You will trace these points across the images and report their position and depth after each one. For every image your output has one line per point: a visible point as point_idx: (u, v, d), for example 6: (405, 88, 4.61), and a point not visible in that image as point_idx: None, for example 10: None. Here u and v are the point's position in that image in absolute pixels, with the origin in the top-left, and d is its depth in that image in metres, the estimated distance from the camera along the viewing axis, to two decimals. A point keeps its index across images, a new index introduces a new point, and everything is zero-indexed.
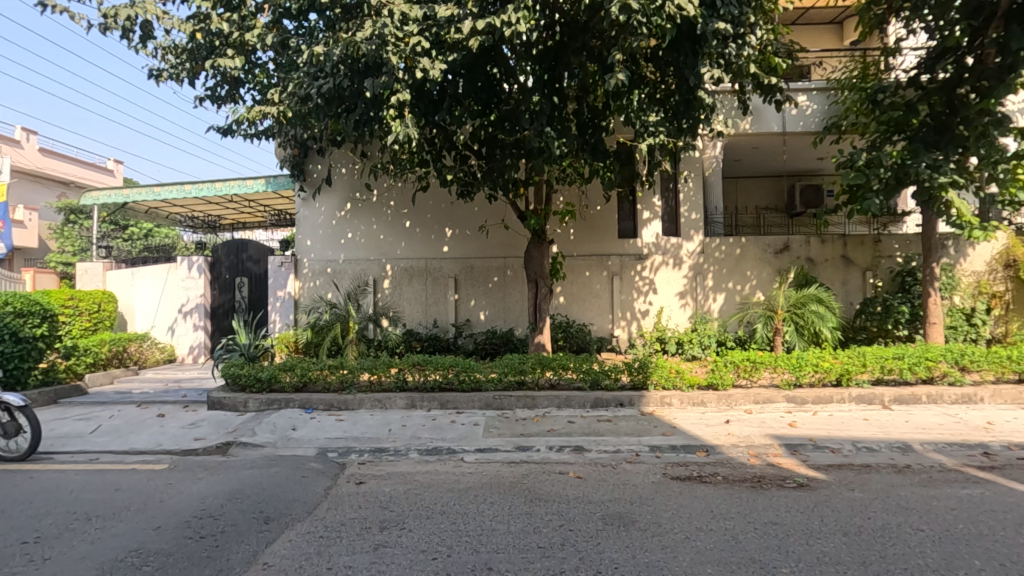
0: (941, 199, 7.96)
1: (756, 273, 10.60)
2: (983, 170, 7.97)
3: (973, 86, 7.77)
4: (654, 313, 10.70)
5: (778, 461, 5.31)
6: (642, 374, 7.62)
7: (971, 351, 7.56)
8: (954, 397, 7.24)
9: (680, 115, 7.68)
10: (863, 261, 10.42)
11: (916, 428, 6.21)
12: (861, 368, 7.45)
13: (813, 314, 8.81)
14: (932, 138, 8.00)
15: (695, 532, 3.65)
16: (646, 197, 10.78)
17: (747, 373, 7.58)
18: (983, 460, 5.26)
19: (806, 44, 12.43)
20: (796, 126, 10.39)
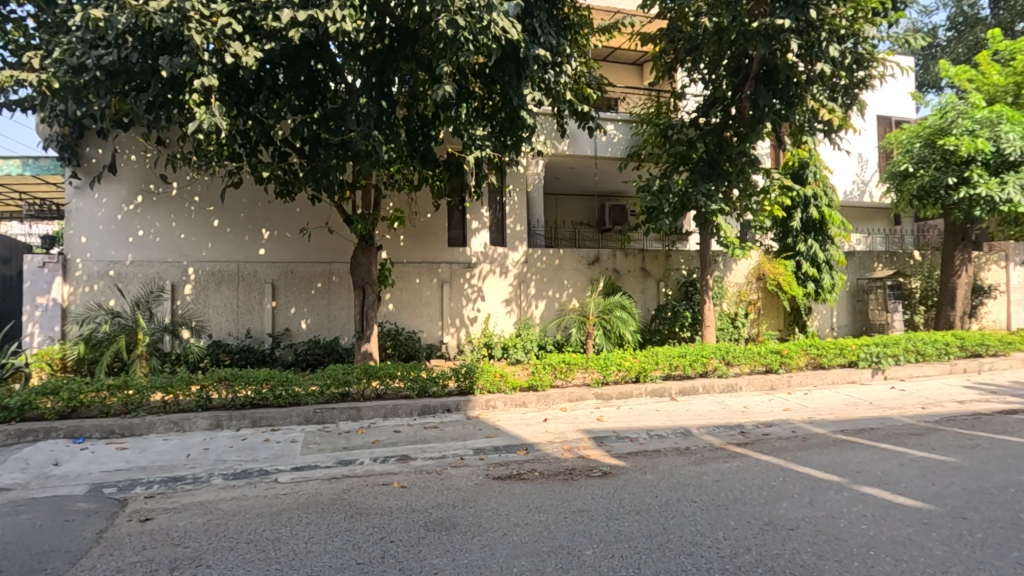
0: (713, 223, 9.63)
1: (572, 282, 11.57)
2: (743, 201, 9.78)
3: (735, 131, 9.49)
4: (481, 320, 11.05)
5: (587, 453, 5.86)
6: (469, 379, 7.84)
7: (733, 349, 9.22)
8: (721, 387, 8.74)
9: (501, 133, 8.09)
10: (657, 273, 12.04)
11: (694, 415, 7.36)
12: (655, 366, 8.61)
13: (618, 319, 9.91)
14: (706, 171, 9.59)
15: (512, 527, 3.86)
16: (474, 208, 11.15)
17: (562, 374, 8.28)
18: (739, 438, 6.42)
19: (614, 79, 13.99)
20: (605, 151, 11.65)
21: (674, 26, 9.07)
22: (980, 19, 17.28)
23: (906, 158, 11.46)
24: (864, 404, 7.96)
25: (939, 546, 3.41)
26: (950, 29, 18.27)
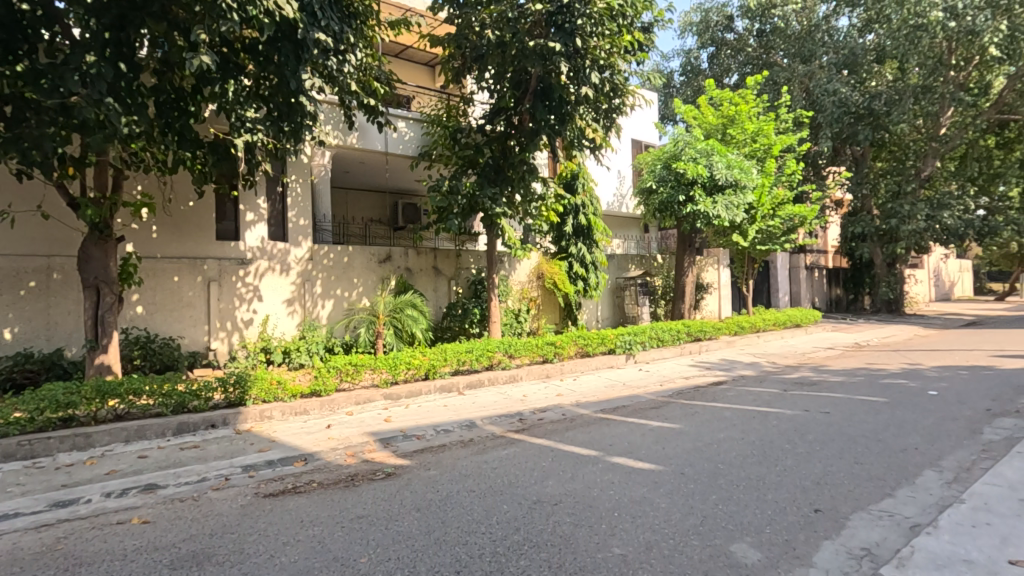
0: (498, 225, 10.18)
1: (362, 280, 11.16)
2: (525, 205, 10.55)
3: (517, 140, 10.16)
4: (258, 322, 9.98)
5: (372, 456, 5.69)
6: (240, 389, 7.02)
7: (515, 342, 9.95)
8: (504, 378, 9.34)
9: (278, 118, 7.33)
10: (448, 271, 12.34)
11: (478, 407, 7.73)
12: (443, 362, 8.84)
13: (408, 317, 9.86)
14: (492, 175, 10.10)
15: (281, 548, 3.53)
16: (249, 197, 10.03)
17: (349, 376, 7.96)
18: (518, 424, 6.91)
19: (405, 77, 13.93)
20: (396, 149, 11.51)
21: (461, 33, 9.37)
22: (701, 70, 21.55)
23: (650, 177, 13.67)
24: (619, 385, 9.29)
25: (665, 499, 4.11)
26: (681, 74, 22.40)
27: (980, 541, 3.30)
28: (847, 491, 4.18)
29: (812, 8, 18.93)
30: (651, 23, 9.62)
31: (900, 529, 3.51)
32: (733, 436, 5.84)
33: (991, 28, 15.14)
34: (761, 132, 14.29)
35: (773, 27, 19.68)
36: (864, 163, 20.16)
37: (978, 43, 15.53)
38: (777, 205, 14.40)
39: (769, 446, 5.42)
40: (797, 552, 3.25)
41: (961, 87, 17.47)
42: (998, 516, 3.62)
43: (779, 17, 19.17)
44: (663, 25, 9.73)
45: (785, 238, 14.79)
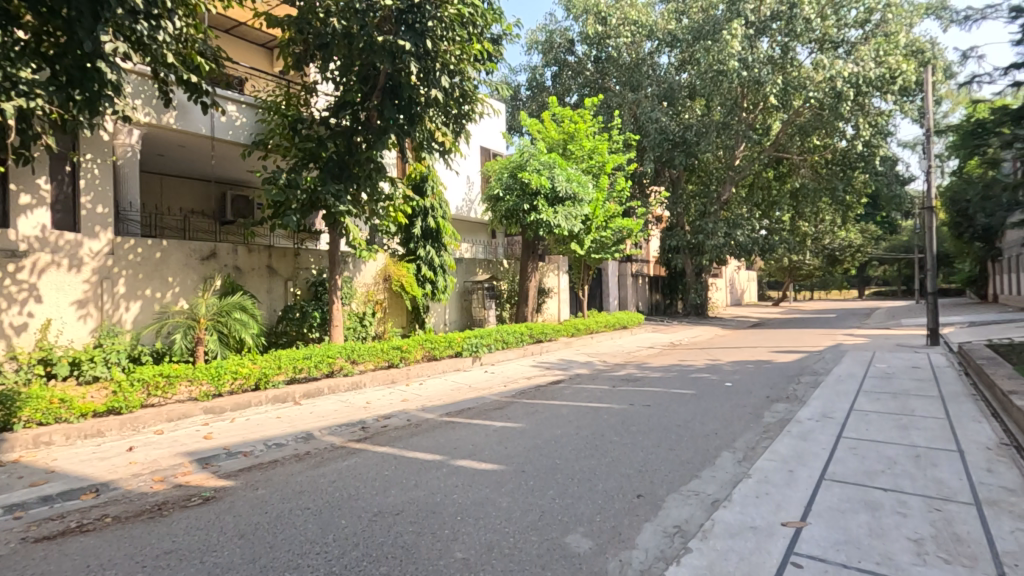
0: (342, 224, 9.63)
1: (179, 279, 9.80)
2: (371, 205, 10.12)
3: (364, 137, 9.74)
4: (36, 328, 8.19)
5: (186, 480, 4.99)
6: (5, 412, 5.70)
7: (358, 347, 9.54)
8: (346, 385, 8.89)
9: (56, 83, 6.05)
10: (284, 271, 11.40)
11: (316, 417, 7.25)
12: (276, 371, 8.14)
13: (236, 322, 8.88)
14: (336, 171, 9.54)
15: None
16: (24, 176, 8.25)
17: (158, 390, 6.95)
18: (360, 433, 6.60)
19: (237, 56, 12.62)
20: (224, 134, 10.32)
21: (303, 18, 8.75)
22: (545, 87, 22.86)
23: (498, 184, 14.09)
24: (464, 388, 9.40)
25: (506, 498, 4.23)
26: (528, 89, 23.53)
27: (761, 508, 3.92)
28: (663, 475, 4.70)
29: (640, 43, 21.18)
30: (500, 36, 9.90)
31: (704, 505, 4.03)
32: (569, 432, 6.23)
33: (770, 80, 18.27)
34: (596, 151, 15.57)
35: (607, 55, 21.61)
36: (679, 185, 23.07)
37: (763, 91, 18.71)
38: (609, 218, 15.80)
39: (599, 439, 5.88)
40: (622, 536, 3.55)
41: (751, 126, 20.85)
42: (773, 486, 4.34)
43: (613, 47, 21.12)
44: (512, 39, 10.09)
45: (615, 248, 16.27)
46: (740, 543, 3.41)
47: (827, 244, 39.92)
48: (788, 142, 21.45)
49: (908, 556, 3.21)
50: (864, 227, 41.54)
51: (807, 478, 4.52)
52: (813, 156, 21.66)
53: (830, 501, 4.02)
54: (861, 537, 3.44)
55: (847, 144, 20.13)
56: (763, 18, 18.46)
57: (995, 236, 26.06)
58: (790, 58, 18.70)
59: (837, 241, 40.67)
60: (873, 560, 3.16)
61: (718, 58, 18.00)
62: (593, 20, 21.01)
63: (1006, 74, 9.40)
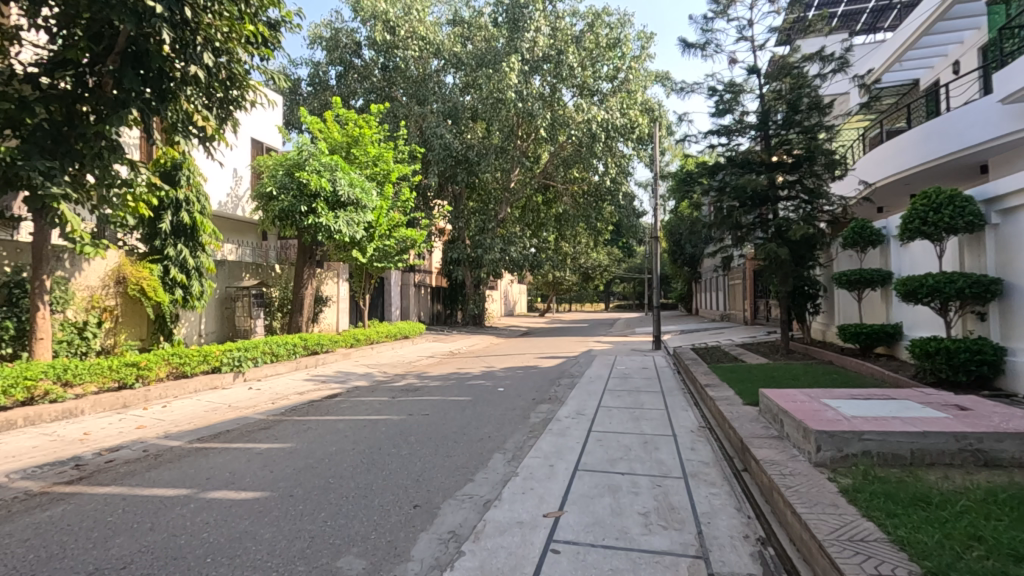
0: (55, 211, 7.59)
1: None
2: (100, 190, 8.18)
3: (93, 107, 7.92)
4: None
5: None
6: None
7: (74, 365, 7.66)
8: (53, 414, 7.07)
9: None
10: None
11: (3, 458, 5.60)
12: None
13: None
14: (47, 144, 7.53)
15: None
16: None
17: None
18: (72, 473, 5.27)
19: None
20: None
21: None
22: (328, 85, 21.80)
23: (270, 182, 12.82)
24: (222, 408, 8.23)
25: (269, 528, 3.81)
26: (308, 84, 22.13)
27: (527, 503, 4.27)
28: (439, 483, 4.77)
29: (427, 59, 21.68)
30: (277, 22, 9.09)
31: (477, 507, 4.21)
32: (344, 448, 5.92)
33: (541, 115, 20.41)
34: (381, 158, 15.29)
35: (394, 65, 21.60)
36: (461, 201, 24.17)
37: (534, 123, 20.77)
38: (392, 227, 15.66)
39: (377, 452, 5.72)
40: (397, 550, 3.49)
41: (524, 154, 22.96)
42: (537, 481, 4.76)
43: (400, 58, 21.17)
44: (291, 28, 9.34)
45: (399, 258, 16.13)
46: (508, 538, 3.65)
47: (583, 263, 45.98)
48: (555, 171, 24.19)
49: (638, 527, 3.82)
50: (610, 249, 48.92)
51: (564, 470, 5.07)
52: (574, 186, 24.80)
53: (582, 489, 4.57)
54: (605, 517, 3.99)
55: (599, 178, 23.55)
56: (537, 58, 20.52)
57: (697, 263, 33.18)
58: (557, 98, 21.16)
59: (590, 261, 47.09)
60: (613, 536, 3.69)
61: (498, 86, 19.51)
62: (381, 27, 20.82)
63: (706, 138, 12.11)
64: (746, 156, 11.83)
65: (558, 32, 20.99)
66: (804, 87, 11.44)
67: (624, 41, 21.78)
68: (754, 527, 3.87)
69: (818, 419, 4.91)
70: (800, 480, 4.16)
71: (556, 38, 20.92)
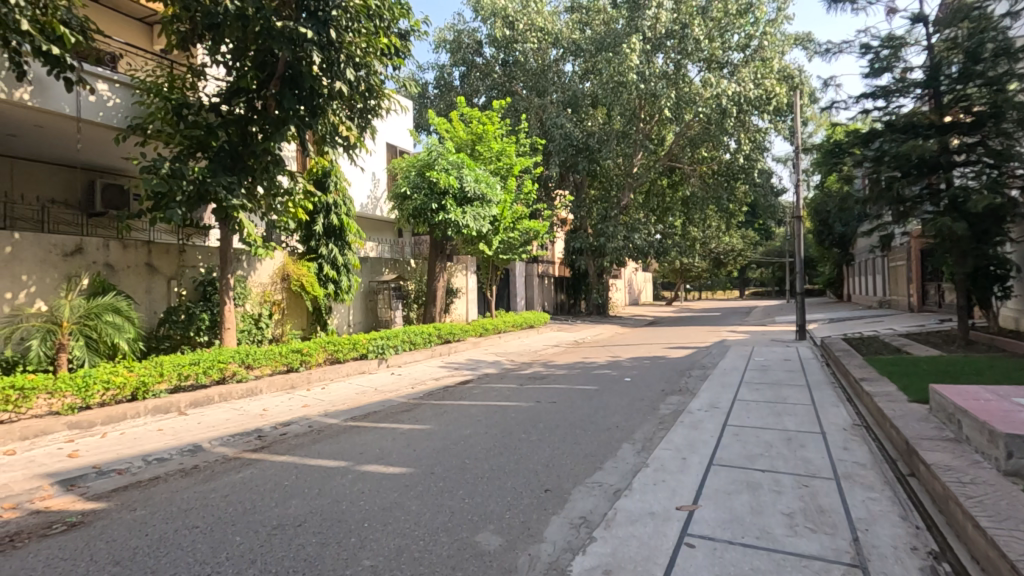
0: (235, 219, 8.94)
1: (35, 278, 8.51)
2: (268, 200, 9.48)
3: (260, 127, 9.12)
4: None
5: (47, 505, 4.42)
6: None
7: (253, 351, 8.94)
8: (239, 392, 8.31)
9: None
10: (167, 270, 10.31)
11: (206, 427, 6.71)
12: (158, 379, 7.50)
13: (108, 325, 7.99)
14: (228, 162, 8.87)
15: None
16: None
17: (11, 405, 6.20)
18: (256, 443, 6.18)
19: (106, 29, 11.29)
20: (94, 116, 9.19)
21: None
22: (453, 86, 22.85)
23: (404, 183, 13.79)
24: (370, 391, 9.09)
25: (415, 501, 4.16)
26: (435, 87, 23.36)
27: (658, 494, 4.19)
28: (569, 469, 4.86)
29: (546, 50, 21.79)
30: (407, 32, 9.73)
31: (607, 495, 4.22)
32: (477, 432, 6.24)
33: (665, 94, 19.47)
34: (504, 152, 15.74)
35: (514, 59, 21.99)
36: (582, 190, 23.99)
37: (658, 104, 19.94)
38: (516, 219, 16.04)
39: (508, 437, 5.96)
40: (531, 531, 3.63)
41: (647, 136, 22.17)
42: (668, 473, 4.65)
43: (520, 52, 21.50)
44: (419, 36, 9.95)
45: (523, 249, 16.49)
46: (640, 528, 3.62)
47: (713, 248, 43.35)
48: (681, 153, 23.06)
49: (782, 528, 3.58)
50: (744, 233, 45.58)
51: (697, 464, 4.89)
52: (702, 167, 23.45)
53: (718, 484, 4.38)
54: (744, 515, 3.79)
55: (730, 157, 22.01)
56: (659, 35, 19.67)
57: (848, 244, 29.71)
58: (682, 75, 20.08)
59: (722, 246, 44.25)
60: (753, 535, 3.50)
61: (619, 69, 19.05)
62: (501, 23, 21.32)
63: (858, 102, 10.78)
64: (910, 118, 10.35)
65: (682, 5, 19.90)
66: (987, 30, 9.71)
67: (758, 5, 20.04)
68: (924, 538, 3.44)
69: (1008, 421, 4.19)
70: (985, 490, 3.60)
71: (680, 12, 19.85)
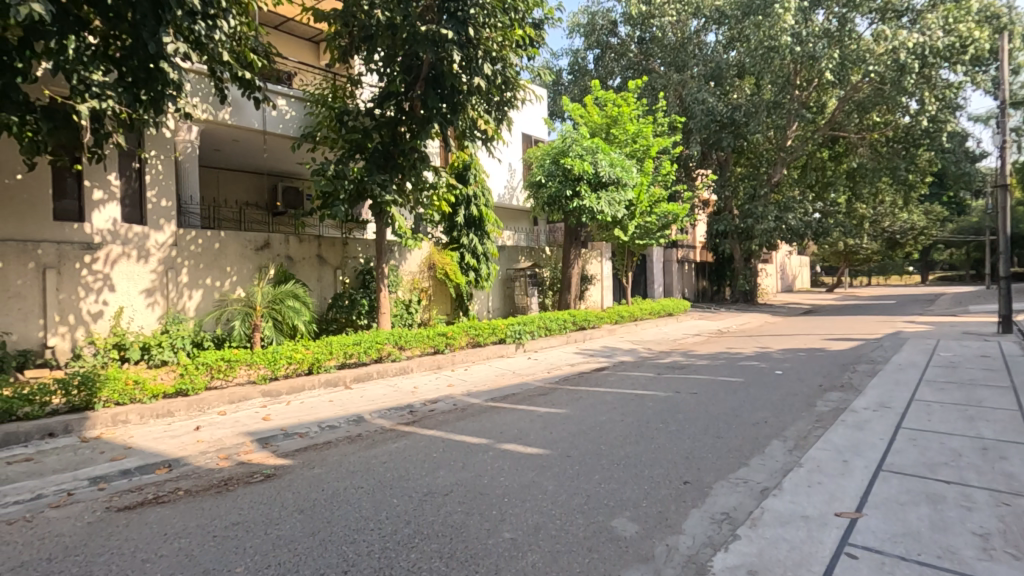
0: (388, 213, 9.80)
1: (236, 269, 10.16)
2: (416, 194, 10.25)
3: (408, 127, 9.84)
4: (109, 315, 8.67)
5: (248, 458, 5.31)
6: (86, 391, 6.32)
7: (405, 334, 9.79)
8: (394, 370, 9.17)
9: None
10: (334, 261, 11.68)
11: (367, 400, 7.53)
12: (328, 356, 8.55)
13: (289, 309, 9.29)
14: (381, 162, 9.73)
15: (139, 566, 3.20)
16: (96, 172, 8.77)
17: (221, 373, 7.48)
18: (408, 417, 6.79)
19: (283, 50, 12.97)
20: (275, 128, 10.67)
21: (348, 11, 8.91)
22: (587, 70, 22.58)
23: (540, 171, 14.01)
24: (508, 374, 9.48)
25: (551, 482, 4.29)
26: (569, 73, 23.27)
27: (814, 498, 3.84)
28: (710, 463, 4.64)
29: (686, 22, 20.56)
30: (541, 20, 9.81)
31: (753, 493, 3.97)
32: (613, 419, 6.22)
33: (827, 55, 17.30)
34: (640, 134, 15.24)
35: (651, 36, 21.07)
36: (727, 168, 22.36)
37: (817, 67, 17.82)
38: (653, 203, 15.48)
39: (645, 426, 5.85)
40: (669, 522, 3.55)
41: (804, 104, 19.95)
42: (826, 476, 4.23)
43: (657, 27, 20.52)
44: (552, 23, 9.99)
45: (660, 234, 15.89)
46: (791, 531, 3.36)
47: (887, 227, 37.87)
48: (846, 120, 20.41)
49: (972, 550, 3.09)
50: (928, 208, 39.11)
51: (862, 468, 4.38)
52: (872, 134, 20.55)
53: (888, 493, 3.88)
54: (921, 530, 3.33)
55: (910, 120, 18.97)
56: None
57: None
58: (848, 31, 17.69)
59: (899, 224, 38.44)
60: (933, 554, 3.06)
61: (770, 33, 17.36)
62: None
63: None
64: None
65: None
66: None
67: None
68: None
69: None
70: None
71: None
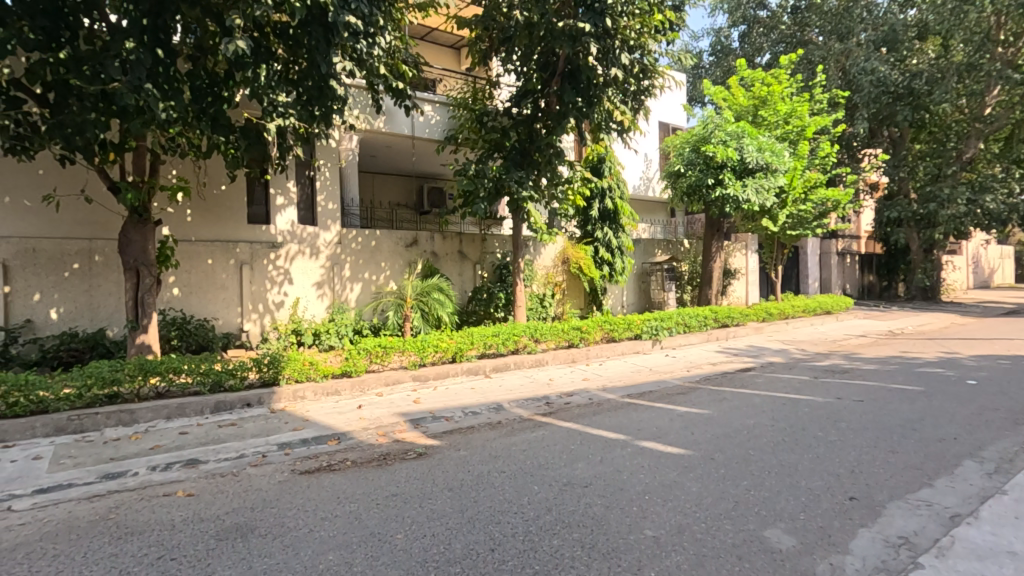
0: (525, 209, 10.06)
1: (389, 264, 11.14)
2: (551, 190, 10.39)
3: (544, 123, 10.00)
4: (288, 305, 10.04)
5: (402, 436, 5.83)
6: (273, 369, 7.37)
7: (540, 327, 9.99)
8: (530, 362, 9.42)
9: (167, 96, 6.29)
10: (474, 256, 12.27)
11: (506, 390, 7.83)
12: (470, 346, 9.03)
13: (435, 301, 9.98)
14: (518, 159, 10.01)
15: (318, 523, 3.67)
16: (278, 180, 10.15)
17: (378, 358, 8.24)
18: (545, 408, 6.95)
19: (430, 59, 13.90)
20: (423, 132, 11.49)
21: (489, 15, 9.27)
22: (731, 49, 21.06)
23: (679, 160, 13.42)
24: (645, 371, 9.26)
25: (695, 483, 4.12)
26: (711, 54, 21.89)
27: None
28: (882, 480, 4.13)
29: None
30: (682, 2, 9.39)
31: (939, 519, 3.45)
32: (763, 423, 5.78)
33: None
34: (794, 114, 13.88)
35: (808, 3, 19.01)
36: (902, 145, 19.47)
37: None
38: (809, 189, 14.03)
39: (801, 433, 5.35)
40: (832, 539, 3.23)
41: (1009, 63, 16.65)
42: None
43: None
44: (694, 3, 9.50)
45: (817, 223, 14.37)
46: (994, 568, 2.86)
47: None
48: None
49: None
50: None
51: None
52: None
53: None
54: None
55: None
56: None
57: None
58: None
59: None
60: None
61: None
62: None
63: None
64: None
65: None
66: None
67: None
68: None
69: None
70: None
71: None
